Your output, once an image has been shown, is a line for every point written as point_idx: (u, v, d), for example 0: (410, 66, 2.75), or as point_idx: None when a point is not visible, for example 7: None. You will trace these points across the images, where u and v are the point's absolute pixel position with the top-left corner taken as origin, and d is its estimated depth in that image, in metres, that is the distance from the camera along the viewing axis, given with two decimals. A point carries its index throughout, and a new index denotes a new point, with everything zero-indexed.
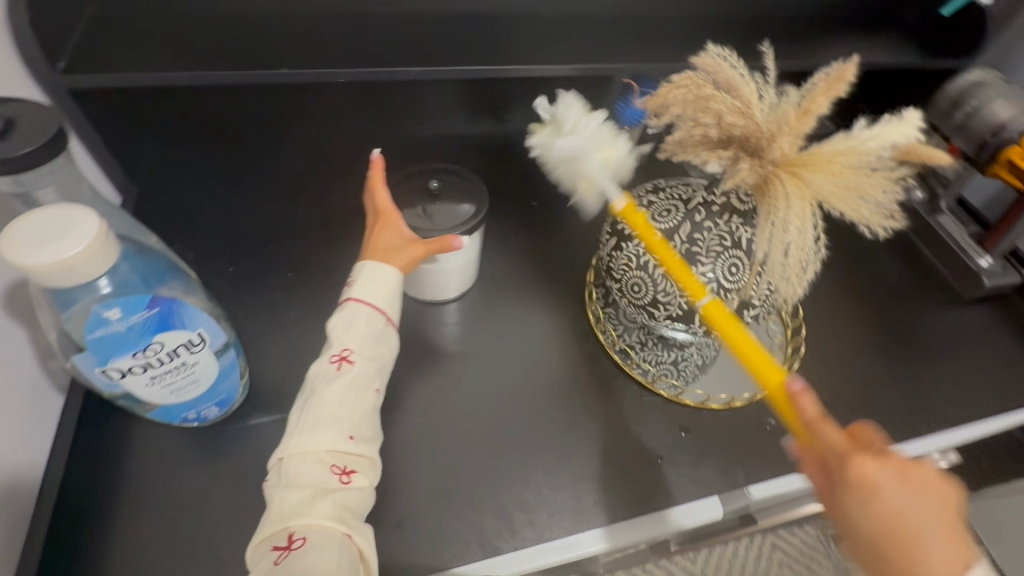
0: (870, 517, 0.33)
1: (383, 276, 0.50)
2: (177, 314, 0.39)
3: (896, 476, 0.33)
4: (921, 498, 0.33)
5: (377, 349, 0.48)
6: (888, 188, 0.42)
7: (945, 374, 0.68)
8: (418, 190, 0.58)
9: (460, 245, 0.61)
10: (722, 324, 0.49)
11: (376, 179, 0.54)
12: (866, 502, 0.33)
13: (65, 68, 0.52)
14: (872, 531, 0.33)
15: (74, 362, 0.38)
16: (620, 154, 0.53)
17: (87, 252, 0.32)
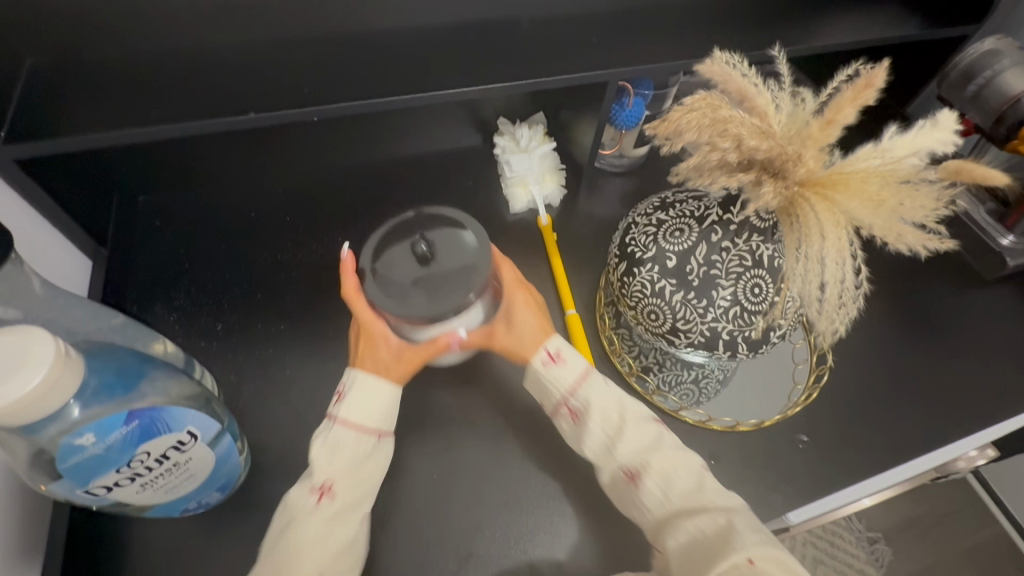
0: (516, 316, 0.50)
1: (375, 389, 0.47)
2: (162, 421, 0.35)
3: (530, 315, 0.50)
4: (535, 318, 0.50)
5: (360, 476, 0.45)
6: (928, 208, 0.38)
7: (977, 367, 0.65)
8: (405, 258, 0.49)
9: (509, 182, 0.70)
10: (576, 331, 0.61)
11: (349, 292, 0.48)
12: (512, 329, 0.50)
13: (7, 137, 0.46)
14: (523, 335, 0.50)
15: (52, 488, 0.34)
16: (553, 187, 0.71)
17: (48, 381, 0.28)
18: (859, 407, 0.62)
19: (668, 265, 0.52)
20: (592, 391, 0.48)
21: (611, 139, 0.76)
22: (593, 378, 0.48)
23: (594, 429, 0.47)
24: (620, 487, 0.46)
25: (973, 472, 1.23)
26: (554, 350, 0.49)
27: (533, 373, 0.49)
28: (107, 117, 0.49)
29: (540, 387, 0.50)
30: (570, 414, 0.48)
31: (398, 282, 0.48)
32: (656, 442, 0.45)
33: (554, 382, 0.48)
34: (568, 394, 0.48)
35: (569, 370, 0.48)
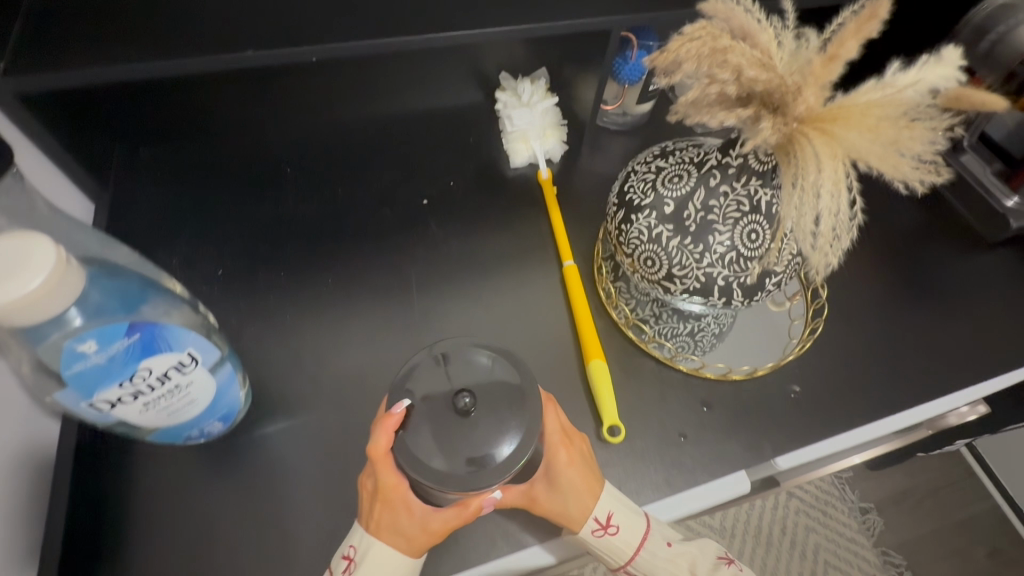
0: (571, 502, 0.46)
1: (389, 562, 0.43)
2: (161, 338, 0.36)
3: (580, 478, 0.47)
4: (592, 496, 0.47)
5: (380, 573, 0.43)
6: (927, 139, 0.38)
7: (973, 325, 0.66)
8: (447, 417, 0.42)
9: (510, 137, 0.69)
10: (573, 283, 0.60)
11: (377, 454, 0.42)
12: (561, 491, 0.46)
13: (7, 68, 0.46)
14: (573, 493, 0.46)
15: (57, 399, 0.36)
16: (554, 143, 0.71)
17: (49, 282, 0.29)
18: (852, 362, 0.62)
19: (666, 211, 0.52)
20: (656, 556, 0.47)
21: (613, 96, 0.75)
22: (656, 540, 0.48)
23: (625, 538, 0.47)
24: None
25: (967, 446, 1.24)
26: (605, 515, 0.47)
27: (579, 534, 0.47)
28: (104, 52, 0.49)
29: (580, 544, 0.49)
30: (603, 526, 0.47)
31: (427, 395, 0.43)
32: (713, 565, 0.49)
33: (608, 549, 0.47)
34: (633, 555, 0.47)
35: (625, 538, 0.47)
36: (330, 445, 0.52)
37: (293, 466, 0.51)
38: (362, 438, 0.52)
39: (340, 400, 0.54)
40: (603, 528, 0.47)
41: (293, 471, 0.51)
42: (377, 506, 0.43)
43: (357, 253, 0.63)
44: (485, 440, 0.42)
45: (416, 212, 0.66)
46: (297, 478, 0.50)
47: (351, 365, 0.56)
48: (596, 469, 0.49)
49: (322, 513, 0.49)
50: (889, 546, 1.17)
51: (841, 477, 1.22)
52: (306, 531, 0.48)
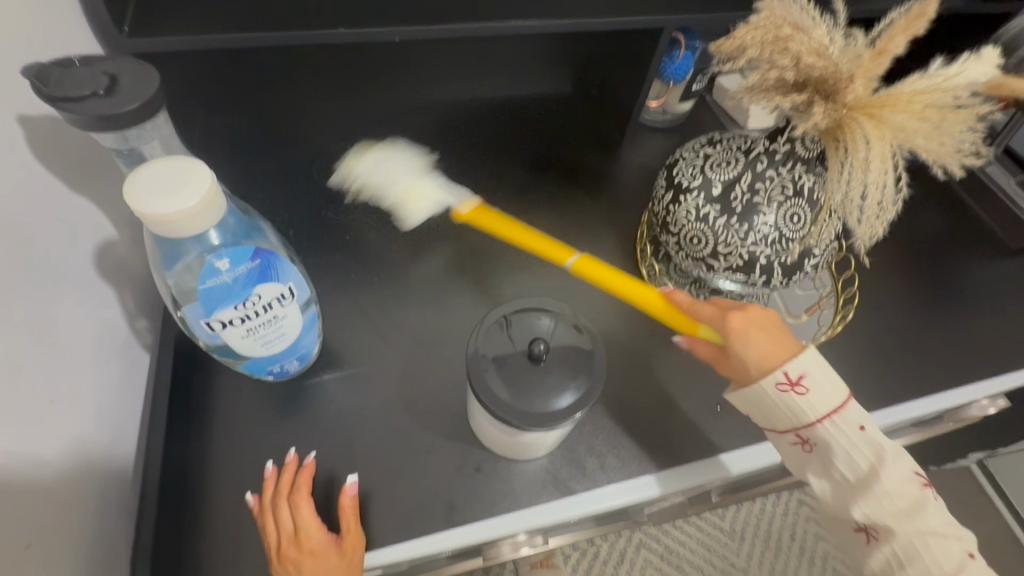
0: (761, 351, 0.43)
1: None
2: (275, 266, 0.41)
3: (764, 327, 0.44)
4: (773, 352, 0.43)
5: None
6: (967, 125, 0.42)
7: (995, 322, 0.69)
8: (519, 366, 0.46)
9: (415, 192, 0.55)
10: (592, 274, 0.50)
11: (285, 495, 0.48)
12: (746, 343, 0.44)
13: (129, 30, 0.51)
14: (754, 355, 0.43)
15: (183, 312, 0.40)
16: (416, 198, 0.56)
17: (202, 203, 0.33)
18: (877, 350, 0.66)
19: (714, 192, 0.56)
20: (838, 433, 0.43)
21: (656, 95, 0.80)
22: (849, 417, 0.43)
23: (809, 403, 0.42)
24: (785, 445, 0.46)
25: (978, 463, 1.25)
26: (796, 373, 0.42)
27: (757, 391, 0.44)
28: (211, 20, 0.53)
29: (757, 401, 0.45)
30: (789, 384, 0.42)
31: (499, 355, 0.46)
32: (896, 457, 0.42)
33: (792, 412, 0.43)
34: (819, 423, 0.43)
35: (813, 402, 0.42)
36: (391, 393, 0.56)
37: (358, 410, 0.55)
38: (421, 388, 0.56)
39: (399, 353, 0.58)
40: (792, 386, 0.42)
41: (357, 416, 0.54)
42: (296, 557, 0.45)
43: (416, 223, 0.67)
44: (555, 387, 0.45)
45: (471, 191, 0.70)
46: (361, 420, 0.54)
47: (411, 323, 0.60)
48: (789, 339, 0.44)
49: (384, 451, 0.52)
50: None
51: None
52: (370, 467, 0.52)
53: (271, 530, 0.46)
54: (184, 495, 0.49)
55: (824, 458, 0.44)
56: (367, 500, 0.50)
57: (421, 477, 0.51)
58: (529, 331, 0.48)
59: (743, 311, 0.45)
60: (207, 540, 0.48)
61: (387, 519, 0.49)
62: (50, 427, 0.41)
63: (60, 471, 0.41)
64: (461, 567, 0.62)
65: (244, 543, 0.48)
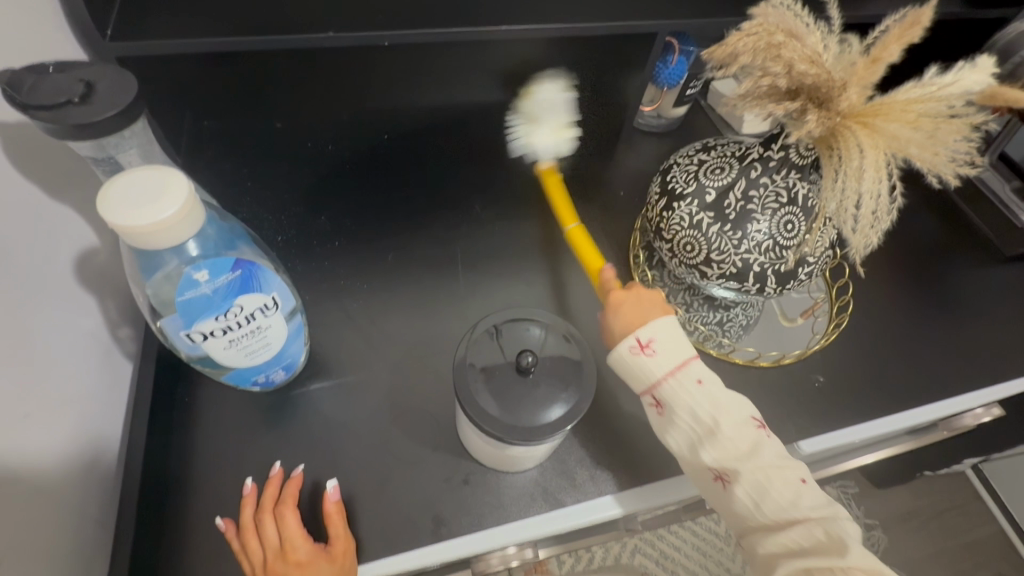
0: (622, 320, 0.46)
1: None
2: (257, 277, 0.40)
3: (638, 304, 0.47)
4: (640, 316, 0.46)
5: None
6: (961, 135, 0.42)
7: (990, 330, 0.68)
8: (507, 377, 0.45)
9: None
10: (578, 242, 0.58)
11: (269, 507, 0.47)
12: (617, 312, 0.47)
13: (113, 35, 0.50)
14: (618, 318, 0.47)
15: (161, 324, 0.39)
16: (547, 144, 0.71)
17: (179, 214, 0.32)
18: (870, 358, 0.65)
19: (707, 199, 0.55)
20: (683, 387, 0.43)
21: (650, 99, 0.79)
22: (687, 372, 0.44)
23: (662, 362, 0.44)
24: (646, 412, 0.46)
25: (974, 468, 1.25)
26: (646, 337, 0.44)
27: (615, 354, 0.46)
28: (195, 24, 0.52)
29: (620, 369, 0.46)
30: (639, 346, 0.44)
31: (487, 366, 0.46)
32: (733, 407, 0.43)
33: (636, 371, 0.45)
34: (665, 380, 0.43)
35: (660, 361, 0.44)
36: (379, 404, 0.55)
37: (345, 420, 0.54)
38: (410, 398, 0.55)
39: (388, 362, 0.57)
40: (641, 347, 0.44)
41: (344, 426, 0.53)
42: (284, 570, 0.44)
43: (406, 229, 0.66)
44: (543, 399, 0.44)
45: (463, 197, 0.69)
46: (348, 430, 0.53)
47: (400, 331, 0.59)
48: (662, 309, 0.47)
49: (371, 463, 0.52)
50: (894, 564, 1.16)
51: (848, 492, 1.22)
52: (358, 479, 0.51)
53: (252, 546, 0.45)
54: (165, 509, 0.48)
55: (670, 418, 0.44)
56: (353, 513, 0.49)
57: (408, 490, 0.50)
58: (518, 341, 0.47)
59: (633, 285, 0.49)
60: (189, 554, 0.47)
61: (373, 533, 0.48)
62: (28, 440, 0.40)
63: (38, 486, 0.40)
64: None
65: (225, 558, 0.47)
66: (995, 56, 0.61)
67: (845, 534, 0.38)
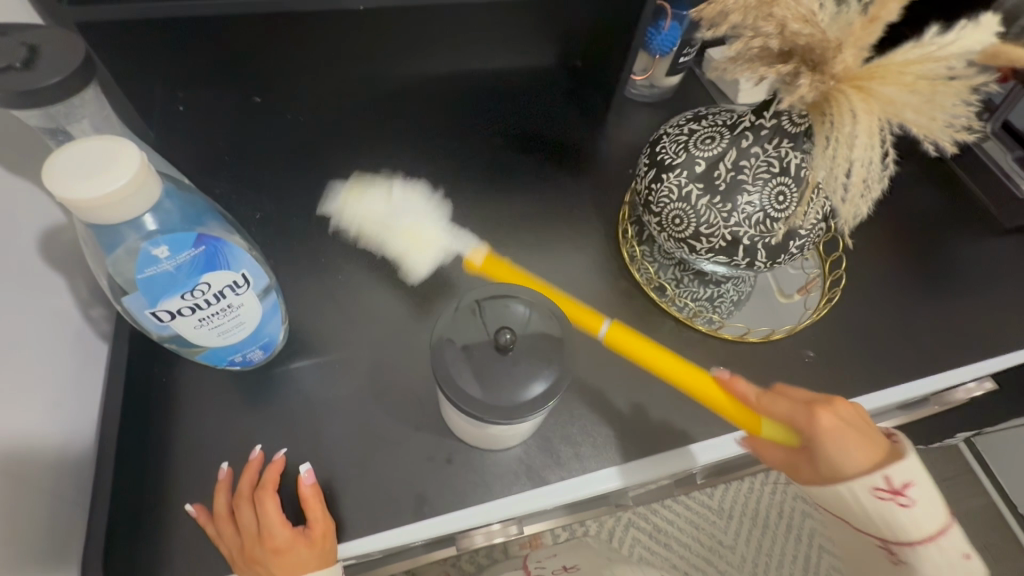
0: (850, 455, 0.43)
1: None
2: (222, 254, 0.38)
3: (845, 433, 0.43)
4: (868, 461, 0.44)
5: None
6: (960, 98, 0.39)
7: (985, 303, 0.67)
8: (485, 355, 0.44)
9: (417, 240, 0.56)
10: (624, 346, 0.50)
11: (246, 493, 0.46)
12: (836, 441, 0.43)
13: None
14: (825, 446, 0.43)
15: (124, 304, 0.38)
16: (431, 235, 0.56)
17: (130, 186, 0.31)
18: (864, 334, 0.64)
19: (697, 170, 0.54)
20: (945, 548, 0.44)
21: (642, 68, 0.77)
22: (898, 473, 0.43)
23: (922, 511, 0.43)
24: (870, 550, 0.47)
25: (964, 441, 1.25)
26: (901, 482, 0.43)
27: (852, 493, 0.44)
28: None
29: (834, 500, 0.45)
30: (892, 496, 0.43)
31: (467, 343, 0.45)
32: (952, 563, 0.43)
33: (885, 517, 0.44)
34: (914, 542, 0.44)
35: (913, 511, 0.43)
36: (361, 383, 0.54)
37: (326, 400, 0.53)
38: (392, 376, 0.54)
39: (371, 340, 0.56)
40: (893, 495, 0.43)
41: (324, 405, 0.53)
42: (264, 558, 0.44)
43: None
44: (523, 377, 0.43)
45: (448, 173, 0.67)
46: (329, 409, 0.53)
47: (382, 309, 0.58)
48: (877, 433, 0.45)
49: (352, 442, 0.51)
50: None
51: None
52: (339, 458, 0.50)
53: (228, 533, 0.45)
54: (144, 490, 0.48)
55: (881, 506, 0.44)
56: (333, 493, 0.49)
57: (391, 468, 0.50)
58: (499, 319, 0.46)
59: (828, 406, 0.44)
60: (168, 533, 0.46)
61: (355, 511, 0.48)
62: None
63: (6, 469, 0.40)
64: (437, 555, 0.62)
65: (205, 538, 0.47)
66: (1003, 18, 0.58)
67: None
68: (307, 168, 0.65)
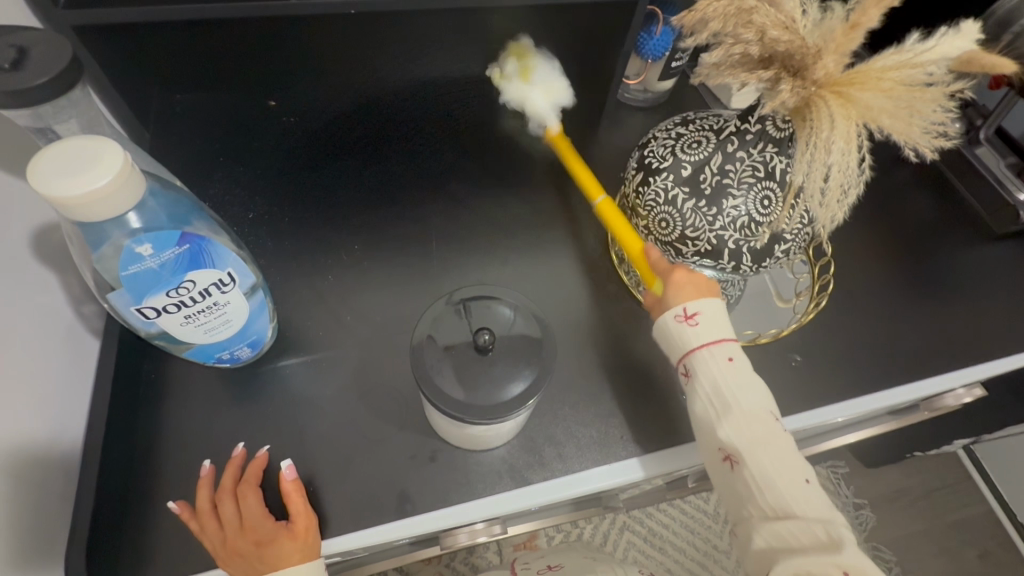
0: (690, 290, 0.48)
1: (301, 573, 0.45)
2: (207, 252, 0.39)
3: (694, 290, 0.48)
4: (690, 295, 0.48)
5: None
6: (940, 104, 0.40)
7: (976, 310, 0.67)
8: (465, 355, 0.44)
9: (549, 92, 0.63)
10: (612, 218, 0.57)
11: (229, 487, 0.47)
12: (685, 278, 0.49)
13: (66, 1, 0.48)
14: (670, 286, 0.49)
15: (110, 300, 0.39)
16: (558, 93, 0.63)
17: (113, 185, 0.32)
18: (851, 338, 0.64)
19: (683, 174, 0.54)
20: (715, 363, 0.46)
21: (636, 72, 0.77)
22: (721, 348, 0.47)
23: (706, 383, 0.46)
24: (710, 456, 0.47)
25: (964, 449, 1.24)
26: (692, 309, 0.48)
27: (664, 322, 0.49)
28: None
29: (662, 336, 0.49)
30: (684, 374, 0.48)
31: (449, 343, 0.45)
32: (764, 420, 0.45)
33: (677, 338, 0.48)
34: (701, 349, 0.47)
35: (700, 332, 0.47)
36: (348, 383, 0.55)
37: (313, 398, 0.54)
38: (378, 376, 0.55)
39: (360, 340, 0.57)
40: (685, 318, 0.48)
41: (311, 403, 0.53)
42: (246, 552, 0.45)
43: (380, 206, 0.65)
44: (503, 377, 0.44)
45: (440, 175, 0.68)
46: (316, 407, 0.53)
47: (370, 310, 0.58)
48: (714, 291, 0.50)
49: (338, 440, 0.52)
50: (880, 541, 1.17)
51: (837, 472, 1.22)
52: (324, 456, 0.51)
53: (211, 528, 0.45)
54: (133, 484, 0.48)
55: (698, 390, 0.46)
56: (317, 491, 0.49)
57: (373, 467, 0.51)
58: (483, 320, 0.46)
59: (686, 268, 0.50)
60: (154, 528, 0.47)
61: (339, 508, 0.49)
62: None
63: None
64: (425, 553, 0.62)
65: (188, 534, 0.47)
66: (992, 26, 0.58)
67: (843, 536, 0.41)
68: (301, 169, 0.66)
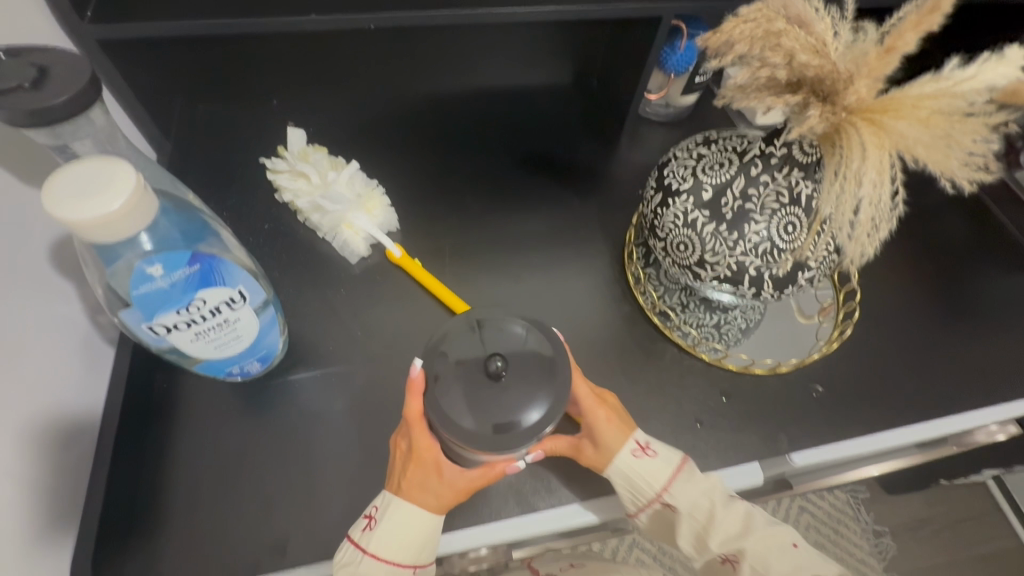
0: (618, 430, 0.48)
1: None
2: (218, 271, 0.39)
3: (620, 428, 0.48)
4: (624, 433, 0.48)
5: None
6: (980, 135, 0.38)
7: (1011, 341, 0.64)
8: (478, 386, 0.43)
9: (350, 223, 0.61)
10: None
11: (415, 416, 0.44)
12: (614, 422, 0.48)
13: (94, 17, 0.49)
14: (601, 431, 0.48)
15: (121, 318, 0.39)
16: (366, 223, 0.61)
17: (127, 206, 0.32)
18: (878, 369, 0.61)
19: (704, 196, 0.52)
20: (684, 481, 0.47)
21: (658, 87, 0.75)
22: (683, 463, 0.48)
23: (688, 508, 0.46)
24: (712, 565, 0.47)
25: (993, 478, 1.19)
26: (643, 439, 0.48)
27: (621, 464, 0.47)
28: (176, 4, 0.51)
29: (626, 482, 0.47)
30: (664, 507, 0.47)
31: (461, 363, 0.44)
32: (740, 511, 0.47)
33: (645, 473, 0.47)
34: (665, 476, 0.47)
35: (658, 460, 0.47)
36: (355, 399, 0.54)
37: (320, 414, 0.53)
38: (386, 393, 0.55)
39: (370, 356, 0.56)
40: (640, 450, 0.48)
41: (318, 419, 0.53)
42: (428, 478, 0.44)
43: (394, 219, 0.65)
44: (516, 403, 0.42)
45: (455, 188, 0.68)
46: (322, 423, 0.53)
47: (381, 325, 0.58)
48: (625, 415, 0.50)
49: (344, 458, 0.51)
50: (901, 571, 1.13)
51: (856, 497, 1.17)
52: (328, 475, 0.50)
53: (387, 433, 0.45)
54: (140, 496, 0.49)
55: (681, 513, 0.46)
56: (321, 509, 0.49)
57: (378, 487, 0.50)
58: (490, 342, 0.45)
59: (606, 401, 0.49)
60: (159, 542, 0.47)
61: (340, 529, 0.48)
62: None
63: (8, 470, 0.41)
64: None
65: (191, 549, 0.47)
66: None
67: None
68: None
